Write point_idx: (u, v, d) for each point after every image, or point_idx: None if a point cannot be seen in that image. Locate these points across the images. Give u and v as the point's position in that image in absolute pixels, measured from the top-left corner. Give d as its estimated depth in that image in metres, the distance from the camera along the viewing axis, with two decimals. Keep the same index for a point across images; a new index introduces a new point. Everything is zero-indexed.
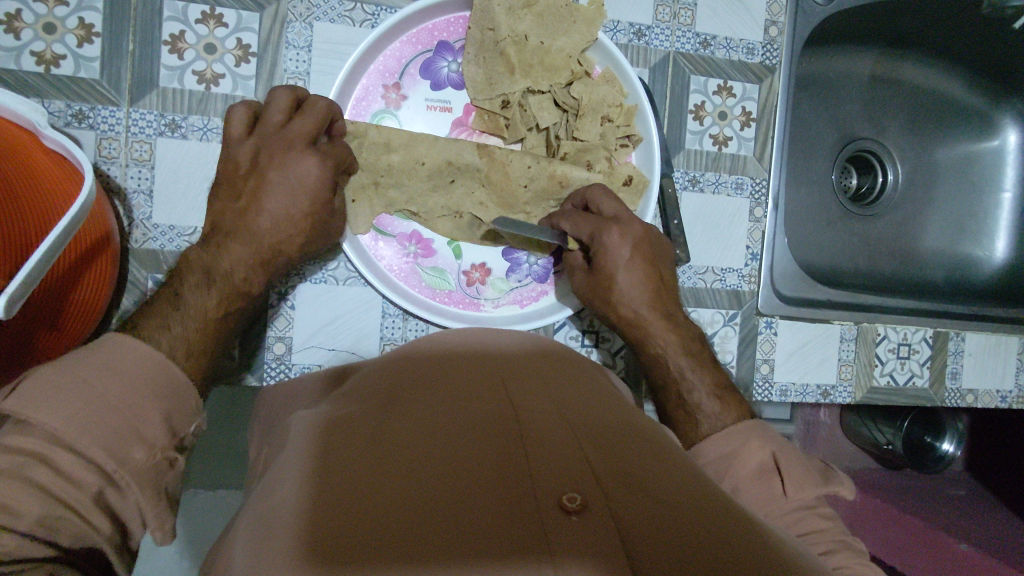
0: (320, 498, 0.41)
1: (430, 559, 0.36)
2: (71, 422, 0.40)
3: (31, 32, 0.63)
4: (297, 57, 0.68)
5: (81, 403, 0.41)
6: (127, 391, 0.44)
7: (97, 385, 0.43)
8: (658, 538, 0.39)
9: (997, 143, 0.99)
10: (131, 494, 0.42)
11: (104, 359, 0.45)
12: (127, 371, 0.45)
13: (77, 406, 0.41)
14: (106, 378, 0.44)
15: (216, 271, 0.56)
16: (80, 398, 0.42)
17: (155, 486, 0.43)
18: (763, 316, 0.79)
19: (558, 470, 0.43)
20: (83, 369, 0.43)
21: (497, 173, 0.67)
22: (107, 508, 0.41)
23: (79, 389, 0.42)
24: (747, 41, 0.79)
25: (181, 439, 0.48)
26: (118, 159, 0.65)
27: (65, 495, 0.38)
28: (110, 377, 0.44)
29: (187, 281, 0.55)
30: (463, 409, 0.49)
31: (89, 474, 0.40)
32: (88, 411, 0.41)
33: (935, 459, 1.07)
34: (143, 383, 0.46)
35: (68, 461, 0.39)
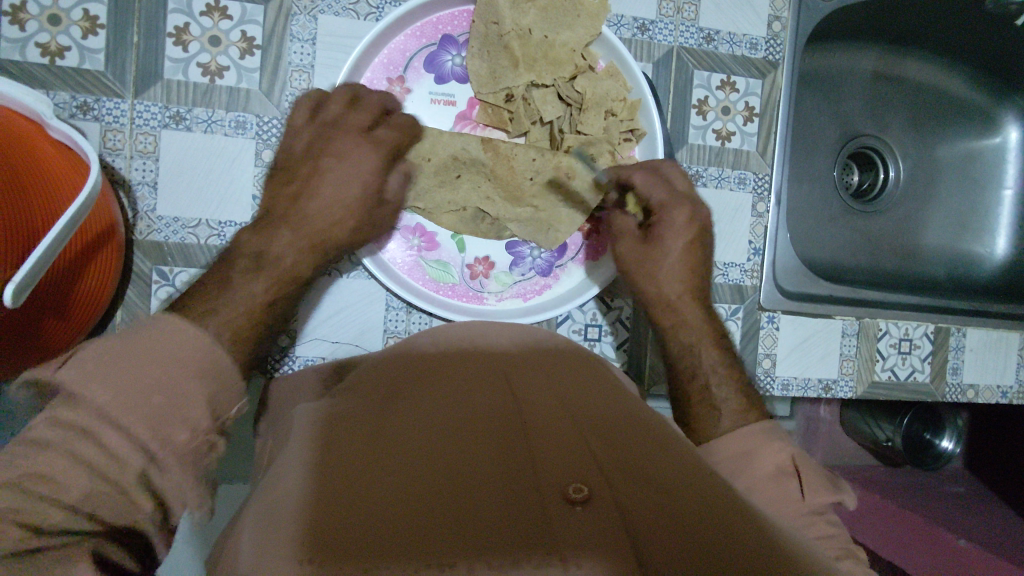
0: (324, 488, 0.41)
1: (436, 551, 0.37)
2: (113, 397, 0.38)
3: (36, 23, 0.63)
4: (301, 50, 0.68)
5: (126, 387, 0.38)
6: (176, 376, 0.41)
7: (142, 371, 0.40)
8: (663, 530, 0.39)
9: (999, 141, 0.99)
10: (174, 475, 0.39)
11: (150, 338, 0.42)
12: (177, 355, 0.42)
13: (121, 385, 0.38)
14: (153, 361, 0.41)
15: (266, 256, 0.53)
16: (124, 375, 0.39)
17: (196, 471, 0.40)
18: (765, 310, 0.79)
19: (563, 462, 0.43)
20: (127, 353, 0.40)
21: (502, 167, 0.67)
22: (151, 488, 0.38)
23: (123, 374, 0.39)
24: (750, 37, 0.79)
25: (224, 422, 0.43)
26: (123, 151, 0.65)
27: (113, 476, 0.35)
28: (159, 360, 0.41)
29: (235, 264, 0.52)
30: (466, 402, 0.49)
31: (131, 453, 0.37)
32: (131, 389, 0.38)
33: (934, 456, 1.09)
34: (189, 363, 0.42)
35: (112, 439, 0.36)
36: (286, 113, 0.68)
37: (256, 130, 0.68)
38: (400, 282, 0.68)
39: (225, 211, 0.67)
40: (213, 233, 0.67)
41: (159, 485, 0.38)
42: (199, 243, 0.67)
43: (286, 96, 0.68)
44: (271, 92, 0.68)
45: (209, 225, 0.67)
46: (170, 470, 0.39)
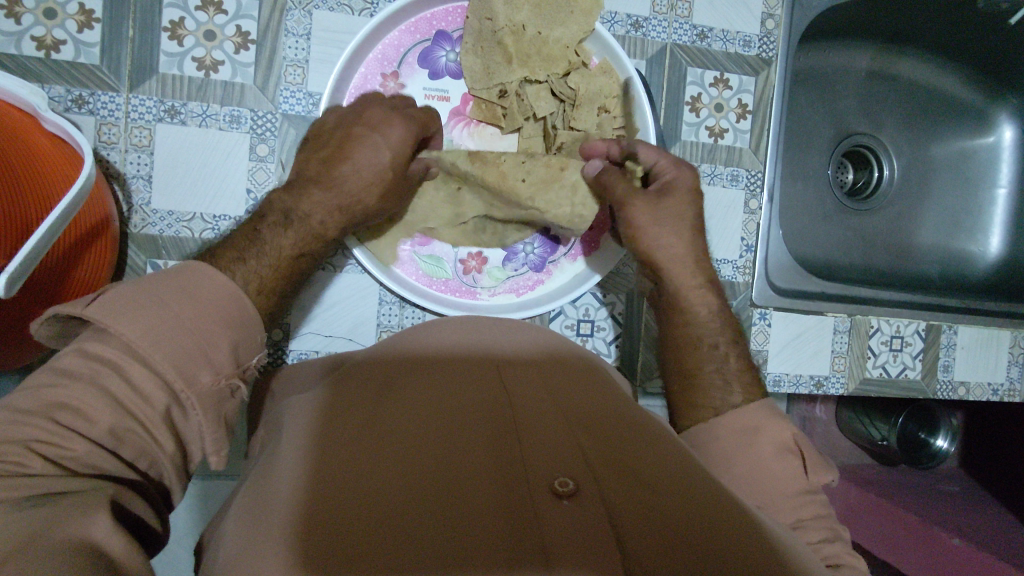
0: (313, 479, 0.41)
1: (422, 544, 0.37)
2: (147, 334, 0.40)
3: (31, 17, 0.63)
4: (296, 45, 0.69)
5: (161, 319, 0.41)
6: (204, 322, 0.43)
7: (173, 308, 0.42)
8: (647, 523, 0.40)
9: (992, 140, 0.99)
10: (194, 418, 0.42)
11: (180, 284, 0.44)
12: (207, 301, 0.45)
13: (152, 320, 0.41)
14: (186, 301, 0.43)
15: (295, 212, 0.55)
16: (157, 314, 0.41)
17: (216, 415, 0.43)
18: (757, 307, 0.79)
19: (551, 455, 0.43)
20: (161, 290, 0.43)
21: (491, 174, 0.62)
22: (172, 428, 0.41)
23: (158, 307, 0.42)
24: (744, 34, 0.79)
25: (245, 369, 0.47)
26: (118, 145, 0.65)
27: (128, 415, 0.38)
28: (189, 298, 0.44)
29: (265, 220, 0.54)
30: (457, 398, 0.49)
31: (155, 389, 0.39)
32: (162, 327, 0.41)
33: (928, 456, 1.07)
34: (219, 311, 0.45)
35: (138, 376, 0.39)
36: (280, 107, 0.69)
37: (250, 125, 0.68)
38: (393, 275, 0.69)
39: (219, 204, 0.68)
40: (208, 226, 0.68)
41: (180, 425, 0.41)
42: (193, 236, 0.67)
43: (281, 91, 0.69)
44: (266, 87, 0.68)
45: (204, 219, 0.68)
46: (192, 416, 0.41)
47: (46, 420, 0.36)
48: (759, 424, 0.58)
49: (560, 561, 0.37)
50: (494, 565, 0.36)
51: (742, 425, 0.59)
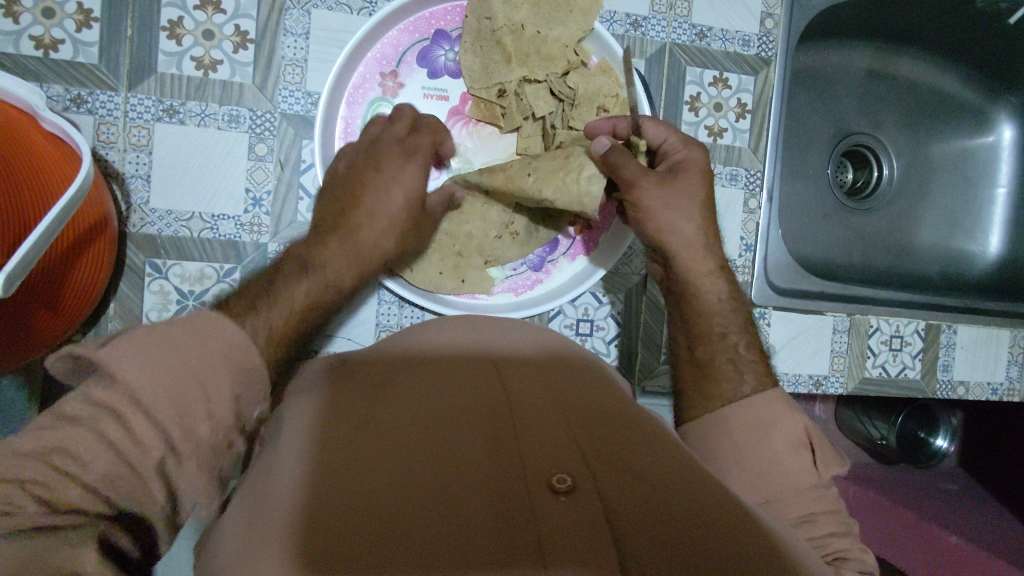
0: (312, 478, 0.41)
1: (419, 543, 0.37)
2: (153, 384, 0.38)
3: (30, 16, 0.63)
4: (294, 44, 0.68)
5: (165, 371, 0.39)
6: (208, 372, 0.42)
7: (180, 354, 0.41)
8: (644, 520, 0.40)
9: (992, 139, 0.99)
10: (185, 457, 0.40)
11: (187, 333, 0.43)
12: (214, 348, 0.43)
13: (159, 370, 0.39)
14: (195, 352, 0.42)
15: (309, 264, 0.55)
16: (163, 364, 0.40)
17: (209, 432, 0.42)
18: (757, 307, 0.79)
19: (549, 453, 0.43)
20: (168, 338, 0.41)
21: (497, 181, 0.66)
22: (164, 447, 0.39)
23: (164, 355, 0.40)
24: (743, 33, 0.79)
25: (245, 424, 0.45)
26: (116, 144, 0.65)
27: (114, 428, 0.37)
28: (195, 345, 0.42)
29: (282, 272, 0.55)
30: (455, 397, 0.49)
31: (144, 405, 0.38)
32: (168, 377, 0.39)
33: (926, 454, 1.08)
34: (223, 361, 0.43)
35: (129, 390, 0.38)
36: (279, 107, 0.69)
37: (248, 124, 0.68)
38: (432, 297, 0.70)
39: (219, 204, 0.68)
40: (207, 226, 0.68)
41: None
42: (192, 236, 0.67)
43: (280, 90, 0.69)
44: (265, 86, 0.68)
45: (203, 218, 0.67)
46: (186, 461, 0.39)
47: (39, 435, 0.36)
48: (758, 424, 0.58)
49: (558, 559, 0.37)
50: (492, 562, 0.36)
51: (742, 425, 0.59)
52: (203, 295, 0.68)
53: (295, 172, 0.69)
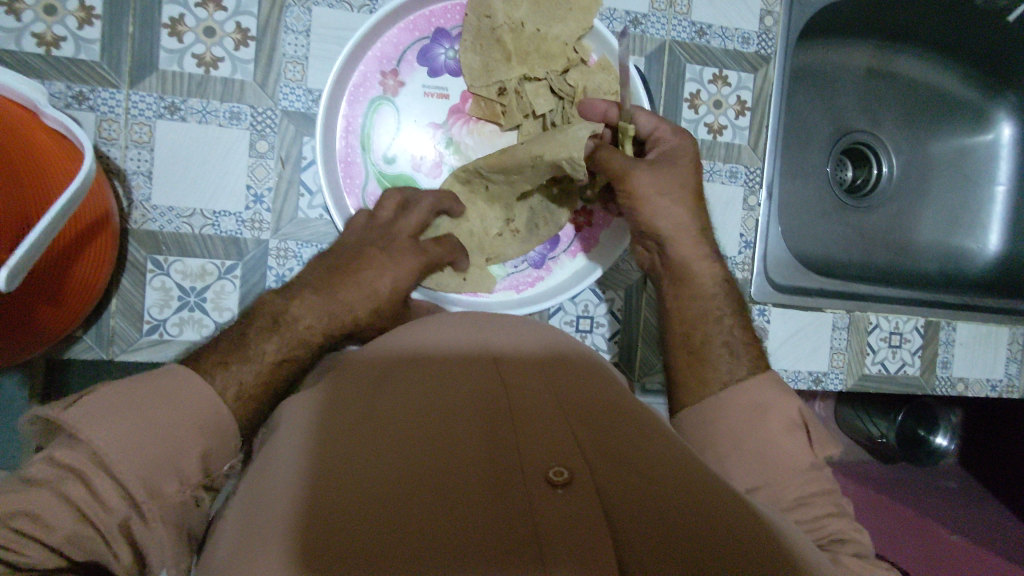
0: (312, 474, 0.41)
1: (417, 536, 0.37)
2: (116, 443, 0.40)
3: (32, 13, 0.63)
4: (295, 42, 0.69)
5: (134, 427, 0.41)
6: (175, 427, 0.44)
7: (148, 414, 0.43)
8: (640, 513, 0.40)
9: (991, 137, 1.00)
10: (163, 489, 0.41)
11: (162, 389, 0.45)
12: (186, 405, 0.45)
13: (124, 429, 0.41)
14: (170, 408, 0.44)
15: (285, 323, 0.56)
16: (128, 424, 0.41)
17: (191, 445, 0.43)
18: (756, 303, 0.80)
19: (546, 446, 0.44)
20: (140, 396, 0.44)
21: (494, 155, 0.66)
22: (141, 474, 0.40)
23: (133, 414, 0.42)
24: (742, 31, 0.80)
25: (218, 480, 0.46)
26: (118, 141, 0.65)
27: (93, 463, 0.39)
28: (168, 402, 0.45)
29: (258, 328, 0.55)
30: (453, 389, 0.49)
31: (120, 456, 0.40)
32: (133, 436, 0.41)
33: (926, 453, 1.08)
34: (193, 418, 0.45)
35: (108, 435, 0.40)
36: (280, 104, 0.69)
37: (250, 121, 0.68)
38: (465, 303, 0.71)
39: (220, 200, 0.68)
40: (208, 222, 0.68)
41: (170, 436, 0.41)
42: (194, 232, 0.68)
43: (281, 88, 0.69)
44: (266, 83, 0.68)
45: (204, 215, 0.68)
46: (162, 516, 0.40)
47: None
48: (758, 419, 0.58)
49: (555, 551, 0.37)
50: (490, 556, 0.36)
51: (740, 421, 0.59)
52: (204, 292, 0.68)
53: (296, 169, 0.70)
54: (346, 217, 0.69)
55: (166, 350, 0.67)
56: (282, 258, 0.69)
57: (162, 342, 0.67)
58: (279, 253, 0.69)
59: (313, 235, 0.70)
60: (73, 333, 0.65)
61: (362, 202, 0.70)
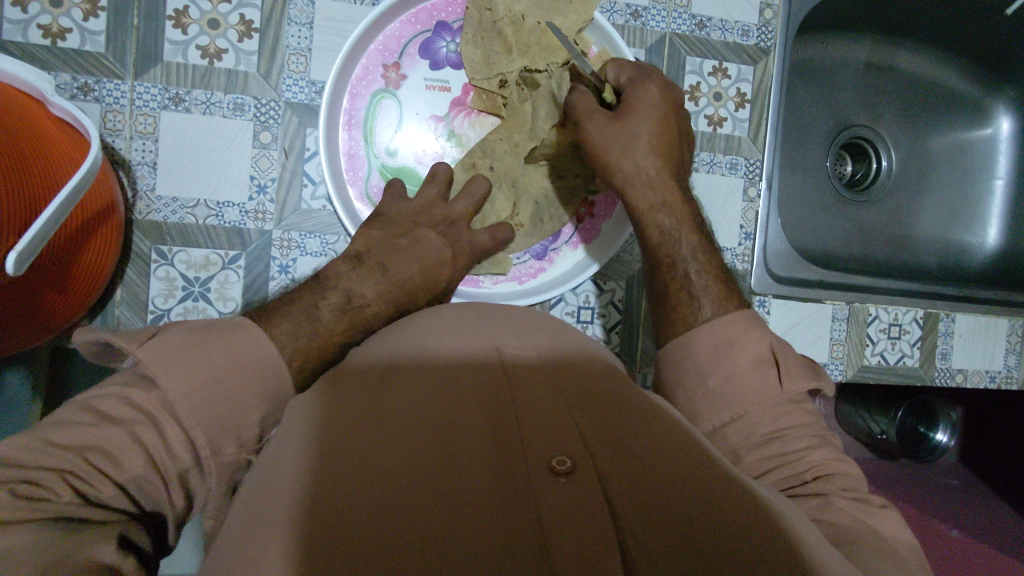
0: (317, 461, 0.42)
1: (422, 527, 0.38)
2: (184, 393, 0.41)
3: (37, 5, 0.64)
4: (298, 34, 0.69)
5: (194, 362, 0.43)
6: (240, 386, 0.45)
7: (218, 370, 0.44)
8: (641, 502, 0.41)
9: (990, 131, 1.00)
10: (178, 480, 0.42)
11: (235, 346, 0.46)
12: (250, 367, 0.46)
13: (193, 380, 0.42)
14: (225, 352, 0.45)
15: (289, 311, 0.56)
16: (198, 375, 0.42)
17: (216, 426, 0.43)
18: (755, 295, 0.80)
19: (550, 436, 0.44)
20: (214, 347, 0.45)
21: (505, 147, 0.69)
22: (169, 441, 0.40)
23: (205, 366, 0.43)
24: (742, 23, 0.80)
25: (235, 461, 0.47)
26: (123, 132, 0.66)
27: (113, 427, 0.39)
28: (227, 345, 0.45)
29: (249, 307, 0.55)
30: (457, 377, 0.50)
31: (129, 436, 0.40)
32: (200, 388, 0.42)
33: (926, 448, 1.10)
34: (257, 381, 0.46)
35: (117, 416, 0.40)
36: (283, 95, 0.69)
37: (254, 112, 0.69)
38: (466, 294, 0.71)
39: (223, 191, 0.68)
40: (212, 213, 0.68)
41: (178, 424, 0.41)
42: (198, 223, 0.68)
43: (284, 79, 0.69)
44: (269, 75, 0.69)
45: (208, 206, 0.68)
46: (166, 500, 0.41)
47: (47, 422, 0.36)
48: None
49: (558, 538, 0.38)
50: (495, 546, 0.37)
51: None
52: (208, 282, 0.68)
53: (299, 160, 0.70)
54: (349, 210, 0.70)
55: None
56: (285, 249, 0.70)
57: None
58: (283, 244, 0.70)
59: (316, 226, 0.70)
60: (78, 321, 0.66)
61: (364, 194, 0.70)
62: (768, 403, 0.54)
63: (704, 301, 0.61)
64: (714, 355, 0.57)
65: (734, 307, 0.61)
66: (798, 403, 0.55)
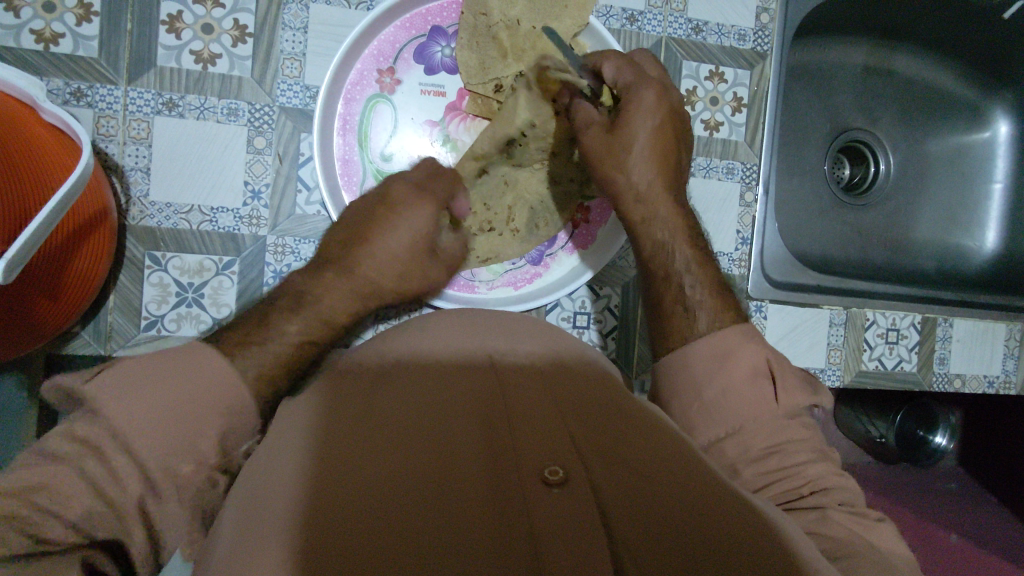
0: (309, 470, 0.41)
1: (414, 538, 0.37)
2: (130, 421, 0.41)
3: (30, 10, 0.64)
4: (293, 39, 0.69)
5: (139, 391, 0.42)
6: (193, 408, 0.44)
7: (166, 395, 0.43)
8: (637, 512, 0.40)
9: (988, 135, 1.00)
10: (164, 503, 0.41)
11: (183, 369, 0.45)
12: (204, 387, 0.45)
13: (139, 408, 0.41)
14: (183, 387, 0.44)
15: None
16: (144, 403, 0.42)
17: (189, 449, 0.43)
18: (753, 300, 0.80)
19: (544, 445, 0.44)
20: (160, 375, 0.44)
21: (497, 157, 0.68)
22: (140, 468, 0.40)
23: (150, 394, 0.42)
24: (739, 27, 0.80)
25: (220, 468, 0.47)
26: (116, 137, 0.66)
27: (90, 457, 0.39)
28: (185, 378, 0.45)
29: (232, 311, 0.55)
30: (450, 387, 0.49)
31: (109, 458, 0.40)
32: (147, 416, 0.41)
33: (927, 454, 1.07)
34: (212, 402, 0.45)
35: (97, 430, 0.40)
36: (277, 100, 0.69)
37: (248, 117, 0.68)
38: (460, 299, 0.71)
39: (217, 197, 0.68)
40: (206, 218, 0.68)
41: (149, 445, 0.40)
42: (191, 228, 0.68)
43: (279, 84, 0.69)
44: (264, 81, 0.69)
45: (202, 211, 0.68)
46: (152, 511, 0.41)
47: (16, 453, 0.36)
48: None
49: (550, 548, 0.37)
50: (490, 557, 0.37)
51: None
52: (202, 288, 0.68)
53: (294, 165, 0.70)
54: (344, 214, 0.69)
55: (164, 345, 0.67)
56: (279, 254, 0.70)
57: (161, 338, 0.67)
58: (277, 249, 0.69)
59: (311, 231, 0.70)
60: (71, 328, 0.65)
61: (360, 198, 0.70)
62: (764, 413, 0.54)
63: (700, 308, 0.61)
64: (709, 362, 0.57)
65: (731, 314, 0.61)
66: (794, 410, 0.55)
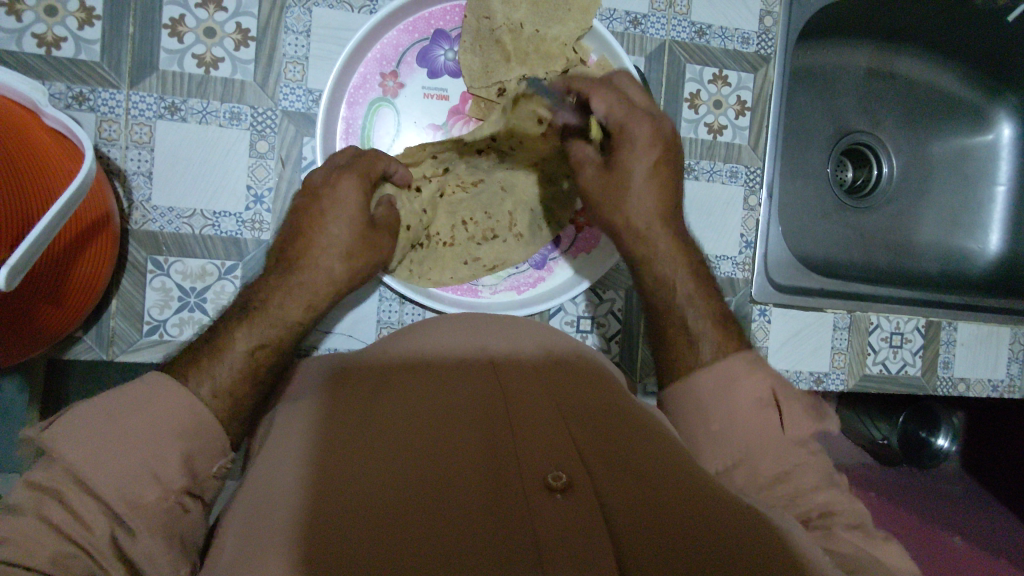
0: (311, 479, 0.41)
1: (417, 547, 0.37)
2: (86, 458, 0.41)
3: (32, 14, 0.64)
4: (295, 42, 0.69)
5: (93, 428, 0.42)
6: (153, 434, 0.44)
7: (121, 426, 0.43)
8: (641, 520, 0.40)
9: (992, 138, 1.00)
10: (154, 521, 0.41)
11: (137, 397, 0.45)
12: (160, 412, 0.45)
13: (94, 445, 0.42)
14: (174, 401, 0.46)
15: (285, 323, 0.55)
16: (98, 438, 0.42)
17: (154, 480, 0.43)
18: (757, 304, 0.80)
19: (547, 451, 0.43)
20: (116, 408, 0.44)
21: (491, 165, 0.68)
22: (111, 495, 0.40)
23: (104, 428, 0.43)
24: (742, 31, 0.80)
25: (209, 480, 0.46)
26: (118, 141, 0.66)
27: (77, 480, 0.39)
28: (186, 389, 0.47)
29: (228, 318, 0.54)
30: (452, 392, 0.49)
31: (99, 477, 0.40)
32: (103, 449, 0.42)
33: (930, 457, 1.08)
34: (170, 425, 0.45)
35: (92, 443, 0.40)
36: (280, 104, 0.69)
37: (250, 122, 0.68)
38: (461, 302, 0.71)
39: (219, 201, 0.68)
40: (208, 223, 0.68)
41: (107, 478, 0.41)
42: (194, 233, 0.68)
43: (281, 88, 0.69)
44: (266, 84, 0.68)
45: (204, 215, 0.68)
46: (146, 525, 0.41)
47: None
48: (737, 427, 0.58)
49: (554, 559, 0.37)
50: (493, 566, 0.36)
51: None
52: (204, 293, 0.68)
53: (297, 169, 0.70)
54: None
55: (167, 350, 0.67)
56: None
57: (163, 342, 0.67)
58: None
59: None
60: (74, 332, 0.65)
61: None
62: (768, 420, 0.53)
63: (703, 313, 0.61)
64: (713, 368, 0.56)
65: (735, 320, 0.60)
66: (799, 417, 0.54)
